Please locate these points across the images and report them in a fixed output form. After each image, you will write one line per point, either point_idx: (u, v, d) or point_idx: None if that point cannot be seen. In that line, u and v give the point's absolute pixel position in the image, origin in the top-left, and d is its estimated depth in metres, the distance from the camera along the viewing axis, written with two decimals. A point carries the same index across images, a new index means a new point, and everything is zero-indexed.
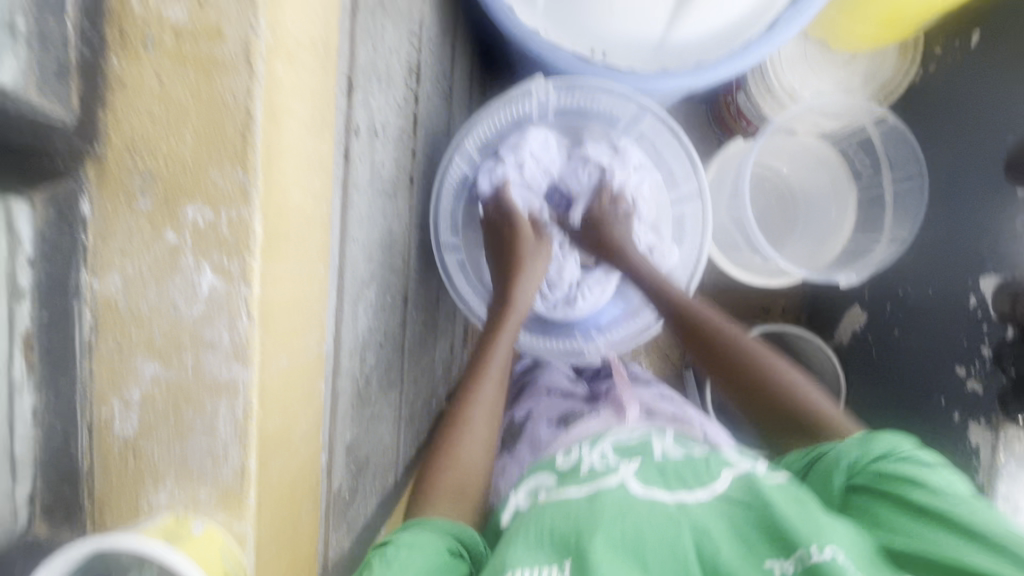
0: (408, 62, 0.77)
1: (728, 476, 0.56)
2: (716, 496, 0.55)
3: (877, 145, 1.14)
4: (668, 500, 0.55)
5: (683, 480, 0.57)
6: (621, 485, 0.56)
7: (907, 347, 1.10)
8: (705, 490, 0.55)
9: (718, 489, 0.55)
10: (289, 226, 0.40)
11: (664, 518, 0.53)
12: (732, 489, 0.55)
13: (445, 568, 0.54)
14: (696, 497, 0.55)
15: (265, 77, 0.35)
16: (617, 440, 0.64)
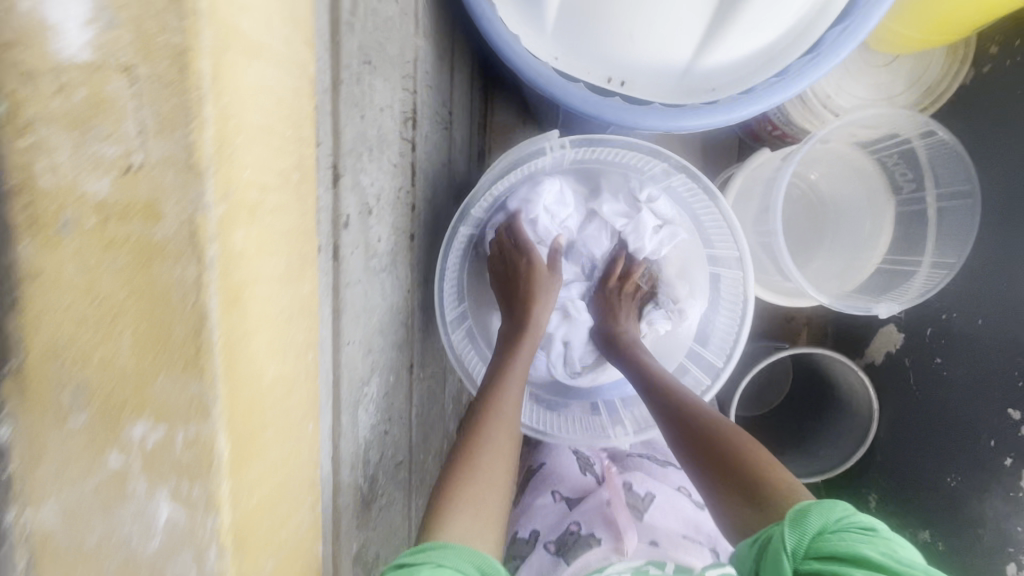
0: (403, 112, 0.67)
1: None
2: None
3: (921, 159, 1.01)
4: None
5: None
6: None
7: (951, 379, 1.02)
8: None
9: None
10: (263, 413, 0.33)
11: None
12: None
13: None
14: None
15: (218, 262, 0.27)
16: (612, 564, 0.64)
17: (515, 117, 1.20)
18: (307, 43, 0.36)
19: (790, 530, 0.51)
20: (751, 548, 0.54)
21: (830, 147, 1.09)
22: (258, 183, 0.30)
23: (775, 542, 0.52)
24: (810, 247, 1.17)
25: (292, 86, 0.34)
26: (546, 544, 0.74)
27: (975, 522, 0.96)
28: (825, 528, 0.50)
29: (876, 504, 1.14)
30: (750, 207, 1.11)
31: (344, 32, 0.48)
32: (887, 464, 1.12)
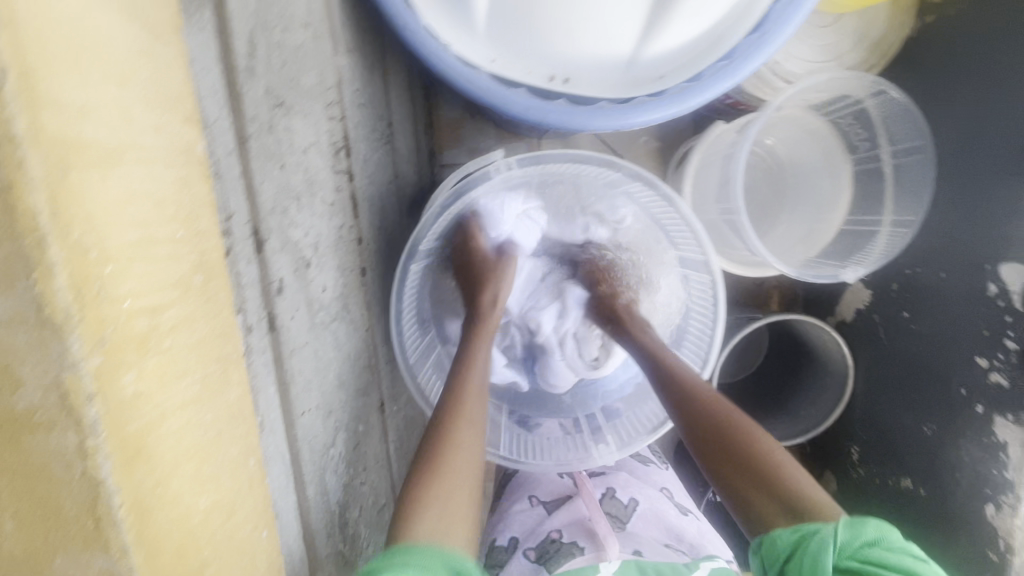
0: (332, 143, 0.62)
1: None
2: None
3: (875, 118, 0.96)
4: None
5: None
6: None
7: (920, 331, 0.96)
8: None
9: None
10: (198, 555, 0.29)
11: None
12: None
13: None
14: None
15: (102, 422, 0.23)
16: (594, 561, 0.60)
17: (464, 112, 1.12)
18: (188, 119, 0.31)
19: (845, 526, 0.45)
20: (790, 536, 0.47)
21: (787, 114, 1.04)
22: (147, 308, 0.26)
23: (822, 539, 0.45)
24: (771, 214, 1.11)
25: (176, 176, 0.29)
26: (524, 553, 0.64)
27: (950, 470, 0.91)
28: (879, 541, 0.44)
29: (858, 457, 1.07)
30: (710, 184, 1.07)
31: (242, 79, 0.43)
32: (866, 419, 1.06)
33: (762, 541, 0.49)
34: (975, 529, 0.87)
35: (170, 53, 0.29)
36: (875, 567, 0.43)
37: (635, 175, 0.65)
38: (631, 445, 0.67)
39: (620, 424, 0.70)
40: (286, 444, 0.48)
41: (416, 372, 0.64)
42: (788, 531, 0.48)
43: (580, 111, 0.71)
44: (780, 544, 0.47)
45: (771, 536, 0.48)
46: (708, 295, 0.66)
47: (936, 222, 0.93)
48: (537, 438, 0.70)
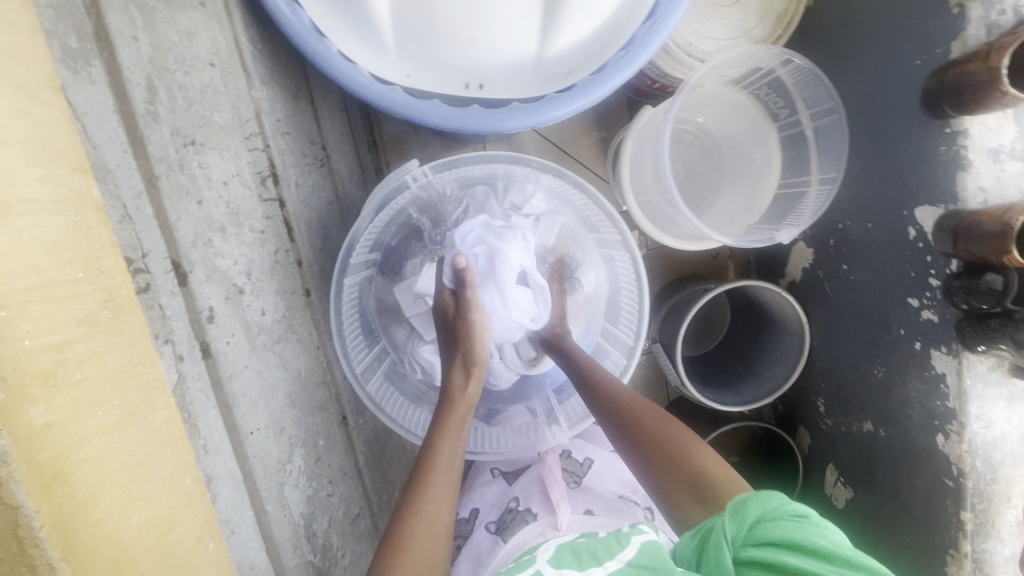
0: (256, 173, 0.64)
1: (634, 544, 0.52)
2: (625, 564, 0.50)
3: (788, 85, 1.00)
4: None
5: (596, 554, 0.52)
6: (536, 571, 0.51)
7: (859, 281, 1.00)
8: (615, 560, 0.50)
9: (626, 556, 0.51)
10: (136, 569, 0.31)
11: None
12: (639, 556, 0.50)
13: None
14: (609, 570, 0.49)
15: (12, 453, 0.25)
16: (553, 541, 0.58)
17: (406, 127, 1.16)
18: (80, 168, 0.33)
19: (729, 523, 0.48)
20: (692, 539, 0.51)
21: (710, 90, 1.08)
22: (50, 345, 0.28)
23: (716, 534, 0.48)
24: (712, 188, 1.16)
25: (71, 222, 0.32)
26: (486, 524, 0.69)
27: (903, 408, 0.93)
28: (761, 521, 0.46)
29: (824, 408, 1.11)
30: (646, 167, 1.09)
31: (144, 124, 0.45)
32: (826, 371, 1.10)
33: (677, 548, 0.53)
34: (930, 459, 0.89)
35: (51, 110, 0.32)
36: (763, 548, 0.45)
37: (545, 168, 0.69)
38: (581, 420, 0.70)
39: (570, 403, 0.73)
40: (236, 464, 0.50)
41: (365, 382, 0.67)
42: (689, 538, 0.51)
43: (498, 114, 0.74)
44: (687, 548, 0.51)
45: (682, 541, 0.52)
46: (632, 273, 0.71)
47: (858, 176, 0.98)
48: (496, 429, 0.73)
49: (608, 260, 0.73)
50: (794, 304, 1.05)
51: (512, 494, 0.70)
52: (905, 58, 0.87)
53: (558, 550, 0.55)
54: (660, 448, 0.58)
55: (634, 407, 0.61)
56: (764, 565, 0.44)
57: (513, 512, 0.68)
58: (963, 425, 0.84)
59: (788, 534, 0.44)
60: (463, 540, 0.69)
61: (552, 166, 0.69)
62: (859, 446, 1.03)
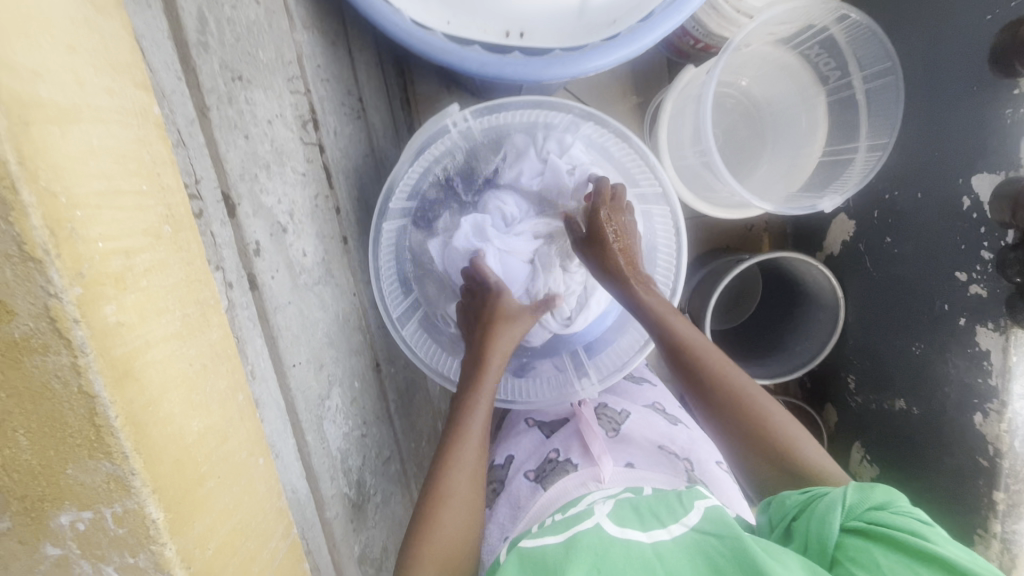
0: (299, 116, 0.64)
1: (699, 507, 0.48)
2: (690, 529, 0.46)
3: (841, 45, 0.93)
4: (644, 540, 0.46)
5: (658, 516, 0.49)
6: (596, 526, 0.48)
7: (904, 256, 0.95)
8: (680, 525, 0.47)
9: (692, 521, 0.47)
10: (198, 470, 0.33)
11: (640, 565, 0.43)
12: (704, 520, 0.47)
13: None
14: (672, 534, 0.46)
15: (89, 344, 0.27)
16: (602, 493, 0.55)
17: (440, 85, 1.15)
18: (141, 85, 0.34)
19: (851, 492, 0.47)
20: (798, 499, 0.50)
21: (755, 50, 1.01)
22: (120, 250, 0.29)
23: (831, 496, 0.47)
24: (753, 153, 1.11)
25: (135, 136, 0.32)
26: (525, 473, 0.66)
27: (939, 384, 0.91)
28: (884, 507, 0.44)
29: (855, 385, 1.08)
30: (686, 128, 1.04)
31: (196, 54, 0.46)
32: (861, 349, 1.05)
33: (773, 502, 0.53)
34: (967, 439, 0.88)
35: (115, 25, 0.32)
36: (880, 525, 0.43)
37: (586, 115, 0.68)
38: (612, 375, 0.71)
39: (601, 359, 0.74)
40: (280, 394, 0.52)
41: (401, 327, 0.68)
42: (797, 495, 0.51)
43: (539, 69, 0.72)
44: (788, 504, 0.51)
45: (783, 498, 0.52)
46: (671, 226, 0.69)
47: (910, 142, 0.91)
48: (526, 380, 0.74)
49: (645, 216, 0.71)
50: (828, 276, 1.02)
51: (552, 446, 0.67)
52: (977, 15, 0.80)
53: (618, 505, 0.52)
54: (749, 415, 0.58)
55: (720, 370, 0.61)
56: (876, 540, 0.42)
57: (552, 462, 0.65)
58: (1005, 404, 0.82)
59: (916, 526, 0.42)
60: (499, 484, 0.69)
61: (594, 114, 0.67)
62: (890, 421, 1.01)
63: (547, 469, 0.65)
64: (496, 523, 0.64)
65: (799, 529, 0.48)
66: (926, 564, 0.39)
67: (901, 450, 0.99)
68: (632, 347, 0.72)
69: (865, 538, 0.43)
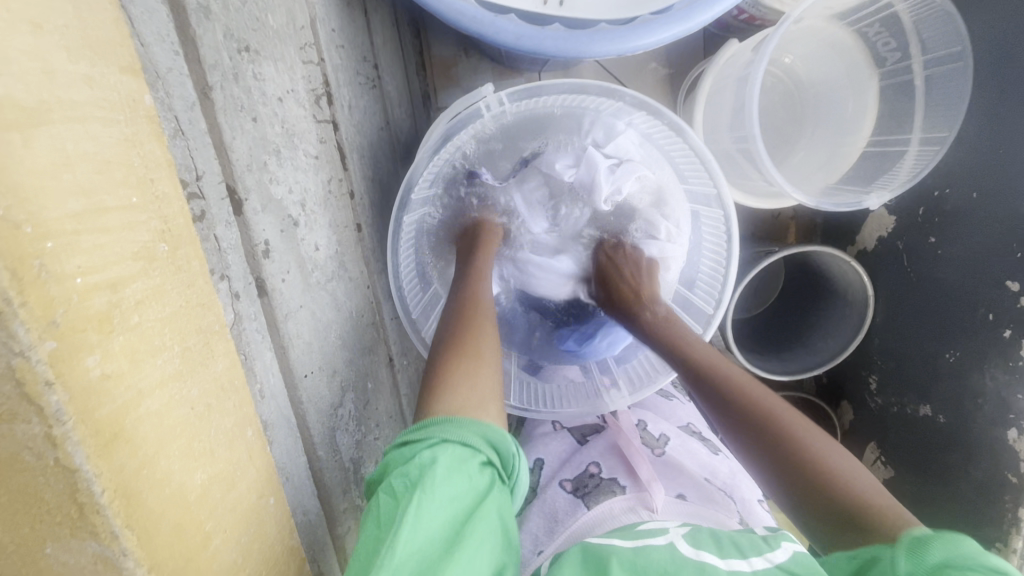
0: (311, 90, 0.57)
1: (786, 548, 0.45)
2: (775, 566, 0.43)
3: (905, 25, 0.74)
4: (721, 566, 0.43)
5: (738, 547, 0.45)
6: (670, 544, 0.46)
7: (949, 257, 0.84)
8: (762, 559, 0.44)
9: (778, 558, 0.43)
10: (200, 531, 0.29)
11: None
12: (792, 563, 0.43)
13: (473, 485, 0.42)
14: (752, 566, 0.43)
15: (68, 409, 0.22)
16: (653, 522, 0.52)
17: (457, 49, 1.05)
18: (129, 69, 0.27)
19: (906, 554, 0.37)
20: (849, 559, 0.40)
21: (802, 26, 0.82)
22: (103, 284, 0.24)
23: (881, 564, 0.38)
24: (789, 138, 0.92)
25: (120, 135, 0.26)
26: (560, 482, 0.64)
27: (971, 395, 0.83)
28: (949, 562, 0.35)
29: (876, 386, 1.00)
30: (723, 107, 0.93)
31: (196, 21, 0.38)
32: (885, 350, 0.97)
33: (826, 558, 0.43)
34: (994, 452, 0.81)
35: None
36: None
37: (638, 104, 0.60)
38: (643, 389, 0.64)
39: (630, 367, 0.68)
40: (290, 408, 0.48)
41: (422, 328, 0.63)
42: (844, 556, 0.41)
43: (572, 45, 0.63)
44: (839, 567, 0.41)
45: (834, 556, 0.42)
46: (721, 232, 0.61)
47: (975, 139, 0.78)
48: (549, 386, 0.68)
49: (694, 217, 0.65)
50: (858, 268, 0.91)
51: (591, 458, 0.65)
52: None
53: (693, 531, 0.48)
54: (790, 448, 0.46)
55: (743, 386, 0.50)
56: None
57: (593, 478, 0.63)
58: None
59: None
60: (530, 491, 0.66)
61: (647, 102, 0.59)
62: (908, 428, 0.94)
63: (587, 484, 0.63)
64: (528, 533, 0.61)
65: None
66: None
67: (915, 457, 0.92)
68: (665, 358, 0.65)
69: None
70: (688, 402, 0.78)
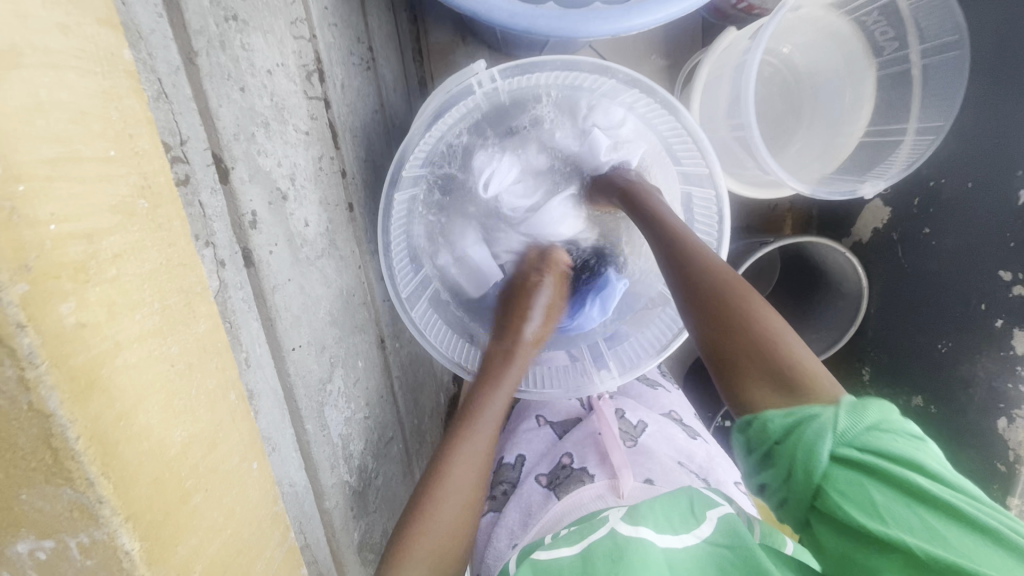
0: (302, 66, 0.57)
1: (712, 518, 0.48)
2: (702, 542, 0.46)
3: (903, 12, 0.73)
4: (656, 543, 0.45)
5: (670, 520, 0.48)
6: (610, 532, 0.47)
7: (939, 250, 0.83)
8: (692, 534, 0.47)
9: (704, 533, 0.47)
10: (181, 487, 0.29)
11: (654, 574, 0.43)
12: (718, 533, 0.46)
13: None
14: (684, 543, 0.46)
15: (38, 352, 0.22)
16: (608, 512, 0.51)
17: (455, 36, 1.05)
18: (107, 21, 0.27)
19: (843, 412, 0.38)
20: (783, 419, 0.40)
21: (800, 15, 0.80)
22: (80, 233, 0.24)
23: (819, 420, 0.38)
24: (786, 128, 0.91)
25: (98, 88, 0.26)
26: (536, 476, 0.66)
27: (962, 386, 0.83)
28: (880, 426, 0.37)
29: (869, 377, 0.97)
30: (720, 95, 0.91)
31: None
32: (879, 340, 0.95)
33: (751, 420, 0.42)
34: (983, 443, 0.83)
35: None
36: (877, 455, 0.36)
37: (631, 81, 0.59)
38: (633, 369, 0.64)
39: (621, 350, 0.67)
40: (277, 380, 0.48)
41: (411, 308, 0.62)
42: (779, 414, 0.40)
43: (563, 25, 0.61)
44: (771, 427, 0.40)
45: (764, 417, 0.41)
46: (712, 212, 0.61)
47: (970, 130, 0.76)
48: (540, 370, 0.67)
49: (685, 197, 0.64)
50: (851, 259, 0.88)
51: (564, 449, 0.67)
52: None
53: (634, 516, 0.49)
54: (747, 322, 0.46)
55: (711, 263, 0.50)
56: (875, 469, 0.35)
57: (564, 469, 0.64)
58: None
59: (915, 453, 0.36)
60: (510, 486, 0.67)
61: (640, 80, 0.59)
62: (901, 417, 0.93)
63: (559, 475, 0.64)
64: (504, 527, 0.62)
65: (781, 455, 0.39)
66: (924, 503, 0.34)
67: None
68: (656, 343, 0.64)
69: (866, 476, 0.36)
70: (673, 388, 0.79)
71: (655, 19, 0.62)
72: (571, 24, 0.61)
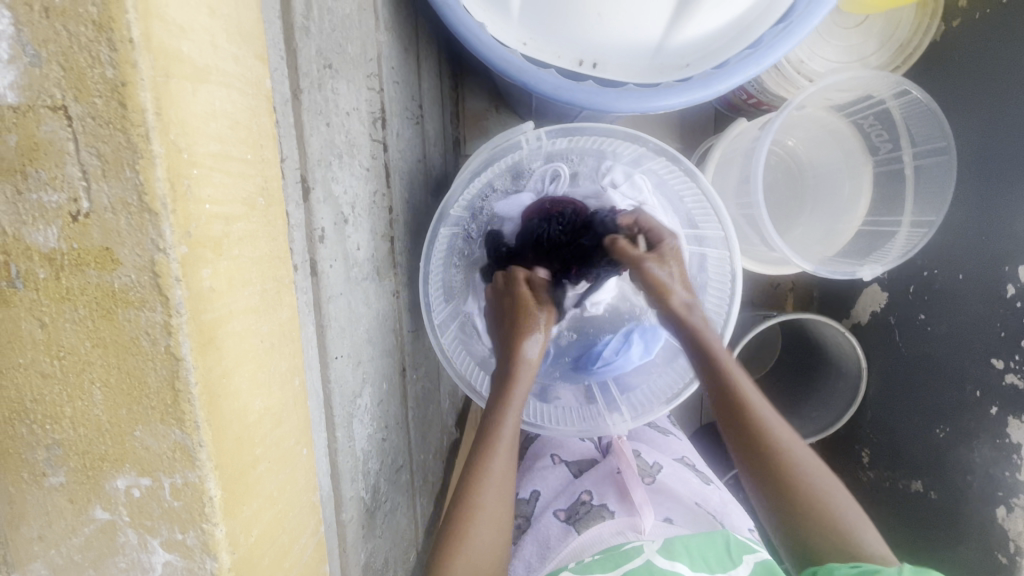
0: (370, 112, 0.65)
1: (748, 561, 0.51)
2: None
3: (896, 120, 0.82)
4: None
5: (707, 560, 0.50)
6: (646, 563, 0.50)
7: (937, 336, 0.85)
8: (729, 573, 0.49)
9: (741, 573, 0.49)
10: (253, 452, 0.31)
11: None
12: None
13: None
14: None
15: (185, 303, 0.26)
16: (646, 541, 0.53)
17: (491, 104, 1.16)
18: (260, 56, 0.34)
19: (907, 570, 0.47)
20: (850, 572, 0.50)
21: (806, 113, 0.88)
22: (221, 215, 0.29)
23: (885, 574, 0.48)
24: (788, 215, 0.95)
25: (248, 105, 0.32)
26: (554, 511, 0.67)
27: (961, 472, 0.81)
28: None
29: (868, 460, 0.96)
30: (730, 177, 0.99)
31: (298, 37, 0.46)
32: (878, 423, 0.95)
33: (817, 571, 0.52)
34: (984, 532, 0.78)
35: None
36: None
37: (659, 150, 0.68)
38: (644, 415, 0.69)
39: (633, 394, 0.71)
40: (319, 384, 0.51)
41: (441, 334, 0.67)
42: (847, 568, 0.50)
43: (598, 102, 0.70)
44: None
45: (830, 569, 0.51)
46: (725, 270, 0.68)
47: (959, 224, 0.81)
48: (551, 407, 0.71)
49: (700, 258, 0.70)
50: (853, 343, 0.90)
51: (583, 487, 0.68)
52: None
53: (675, 549, 0.51)
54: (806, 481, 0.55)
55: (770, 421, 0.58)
56: None
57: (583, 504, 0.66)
58: None
59: None
60: (524, 521, 0.68)
61: (667, 149, 0.68)
62: (902, 505, 0.91)
63: (579, 510, 0.66)
64: (522, 560, 0.64)
65: None
66: None
67: (908, 537, 0.89)
68: (666, 391, 0.70)
69: None
70: (682, 437, 0.80)
71: (679, 102, 0.70)
72: (605, 99, 0.70)
